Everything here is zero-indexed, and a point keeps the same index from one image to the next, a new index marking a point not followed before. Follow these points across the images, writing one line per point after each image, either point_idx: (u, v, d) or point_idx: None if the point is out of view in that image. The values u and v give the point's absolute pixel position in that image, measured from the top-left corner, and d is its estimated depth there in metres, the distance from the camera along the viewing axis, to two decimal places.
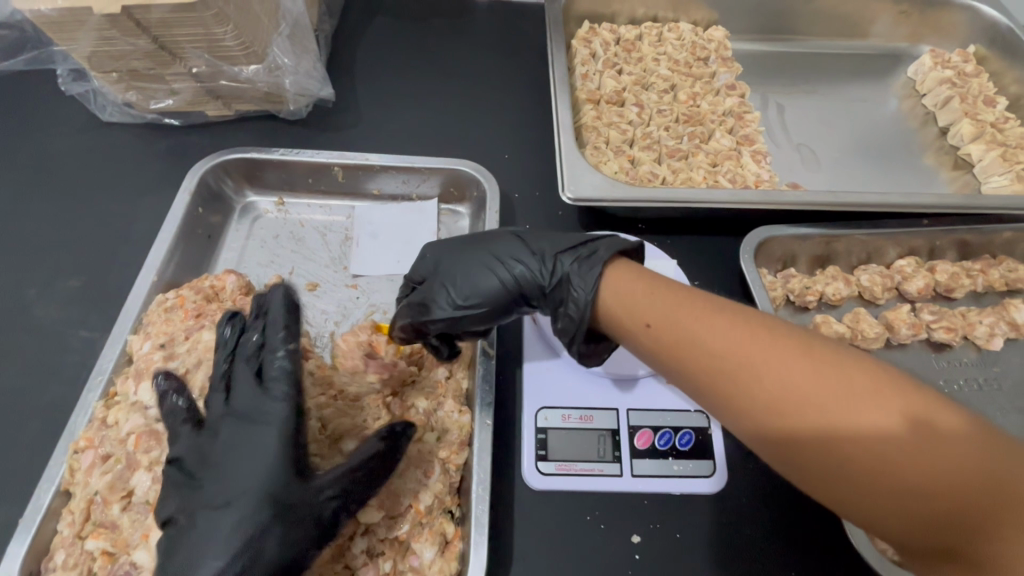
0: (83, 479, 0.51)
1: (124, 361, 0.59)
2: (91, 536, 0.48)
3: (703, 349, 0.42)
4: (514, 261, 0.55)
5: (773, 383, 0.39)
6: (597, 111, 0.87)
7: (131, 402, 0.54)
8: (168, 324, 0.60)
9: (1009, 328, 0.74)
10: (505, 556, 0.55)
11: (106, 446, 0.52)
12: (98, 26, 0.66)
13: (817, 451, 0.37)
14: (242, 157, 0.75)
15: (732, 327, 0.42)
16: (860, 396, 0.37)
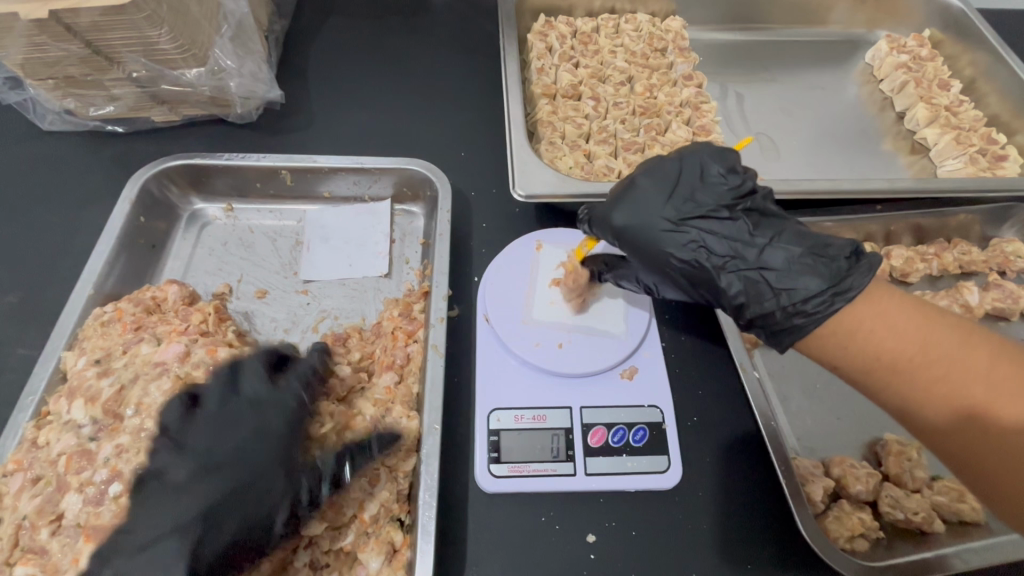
0: (12, 504, 0.49)
1: (58, 379, 0.57)
2: (19, 562, 0.46)
3: (899, 356, 0.44)
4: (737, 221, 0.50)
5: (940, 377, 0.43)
6: (553, 106, 0.86)
7: (64, 421, 0.53)
8: (105, 339, 0.58)
9: (963, 311, 0.74)
10: (458, 562, 0.53)
11: (36, 468, 0.50)
12: (27, 32, 0.63)
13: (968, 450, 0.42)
14: (185, 163, 0.73)
15: (924, 332, 0.44)
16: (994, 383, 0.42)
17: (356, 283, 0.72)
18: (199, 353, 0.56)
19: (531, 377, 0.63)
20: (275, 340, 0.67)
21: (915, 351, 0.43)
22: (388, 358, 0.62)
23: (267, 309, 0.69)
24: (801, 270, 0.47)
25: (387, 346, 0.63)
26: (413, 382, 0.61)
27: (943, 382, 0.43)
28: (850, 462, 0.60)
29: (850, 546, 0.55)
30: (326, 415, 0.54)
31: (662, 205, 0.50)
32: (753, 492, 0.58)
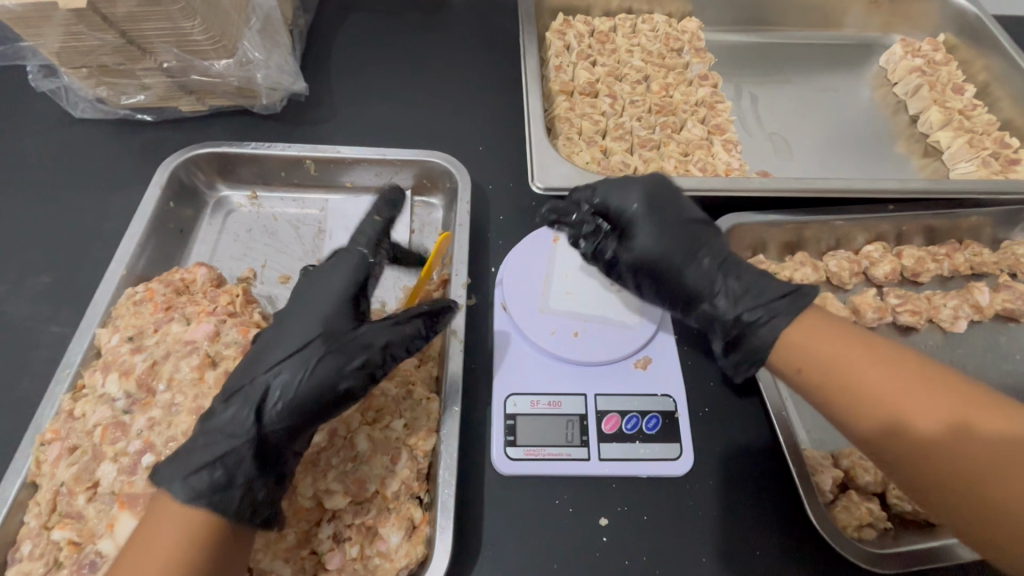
0: (49, 471, 0.51)
1: (92, 355, 0.60)
2: (57, 526, 0.49)
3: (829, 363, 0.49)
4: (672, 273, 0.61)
5: (862, 382, 0.47)
6: (570, 103, 0.88)
7: (98, 394, 0.55)
8: (137, 318, 0.60)
9: (973, 311, 0.75)
10: (475, 542, 0.55)
11: (73, 438, 0.52)
12: (65, 21, 0.65)
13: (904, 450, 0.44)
14: (213, 152, 0.75)
15: (847, 358, 0.49)
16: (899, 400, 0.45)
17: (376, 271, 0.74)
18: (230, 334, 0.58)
19: (545, 364, 0.64)
20: None
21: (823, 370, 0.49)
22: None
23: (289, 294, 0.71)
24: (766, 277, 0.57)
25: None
26: (433, 367, 0.63)
27: (920, 402, 0.45)
28: (859, 454, 0.61)
29: (858, 535, 0.56)
30: None
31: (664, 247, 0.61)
32: (765, 483, 0.59)
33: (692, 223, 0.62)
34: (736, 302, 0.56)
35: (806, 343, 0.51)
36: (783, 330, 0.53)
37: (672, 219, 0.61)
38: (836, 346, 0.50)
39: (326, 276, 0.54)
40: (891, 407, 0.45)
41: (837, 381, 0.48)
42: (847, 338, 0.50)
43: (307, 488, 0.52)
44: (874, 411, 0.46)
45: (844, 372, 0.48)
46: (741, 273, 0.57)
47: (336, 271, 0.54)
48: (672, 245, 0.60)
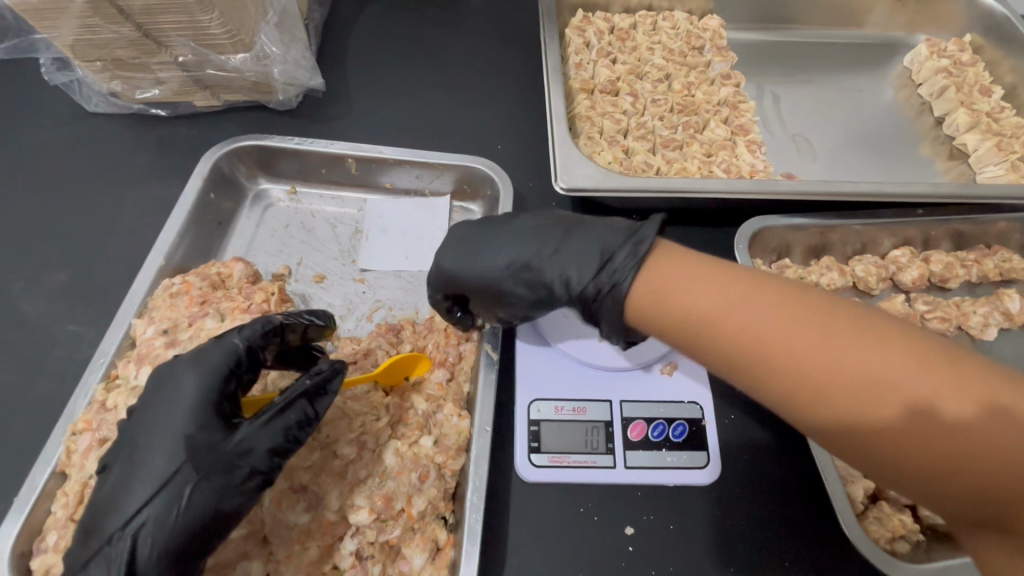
0: (79, 463, 0.50)
1: (128, 345, 0.59)
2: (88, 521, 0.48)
3: (721, 316, 0.44)
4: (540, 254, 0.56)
5: (770, 337, 0.42)
6: (591, 101, 0.86)
7: (131, 386, 0.53)
8: (173, 311, 0.59)
9: (1003, 318, 0.74)
10: (500, 550, 0.54)
11: (103, 430, 0.51)
12: (80, 13, 0.64)
13: (850, 426, 0.40)
14: (254, 145, 0.74)
15: (738, 311, 0.44)
16: (807, 356, 0.41)
17: (411, 275, 0.73)
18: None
19: (574, 372, 0.63)
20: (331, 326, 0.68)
21: (722, 327, 0.44)
22: (440, 355, 0.61)
23: (325, 294, 0.70)
24: (588, 237, 0.54)
25: (438, 343, 0.63)
26: (463, 381, 0.61)
27: (820, 357, 0.41)
28: None
29: (890, 548, 0.55)
30: (380, 407, 0.56)
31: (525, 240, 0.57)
32: (794, 492, 0.58)
33: (501, 232, 0.58)
34: (575, 269, 0.53)
35: (661, 288, 0.48)
36: (630, 293, 0.49)
37: (483, 242, 0.58)
38: (719, 295, 0.45)
39: (183, 370, 0.47)
40: (799, 369, 0.41)
41: (733, 337, 0.44)
42: (737, 293, 0.45)
43: (334, 501, 0.50)
44: (776, 374, 0.42)
45: (753, 337, 0.43)
46: (557, 249, 0.54)
47: (194, 361, 0.47)
48: (499, 256, 0.57)
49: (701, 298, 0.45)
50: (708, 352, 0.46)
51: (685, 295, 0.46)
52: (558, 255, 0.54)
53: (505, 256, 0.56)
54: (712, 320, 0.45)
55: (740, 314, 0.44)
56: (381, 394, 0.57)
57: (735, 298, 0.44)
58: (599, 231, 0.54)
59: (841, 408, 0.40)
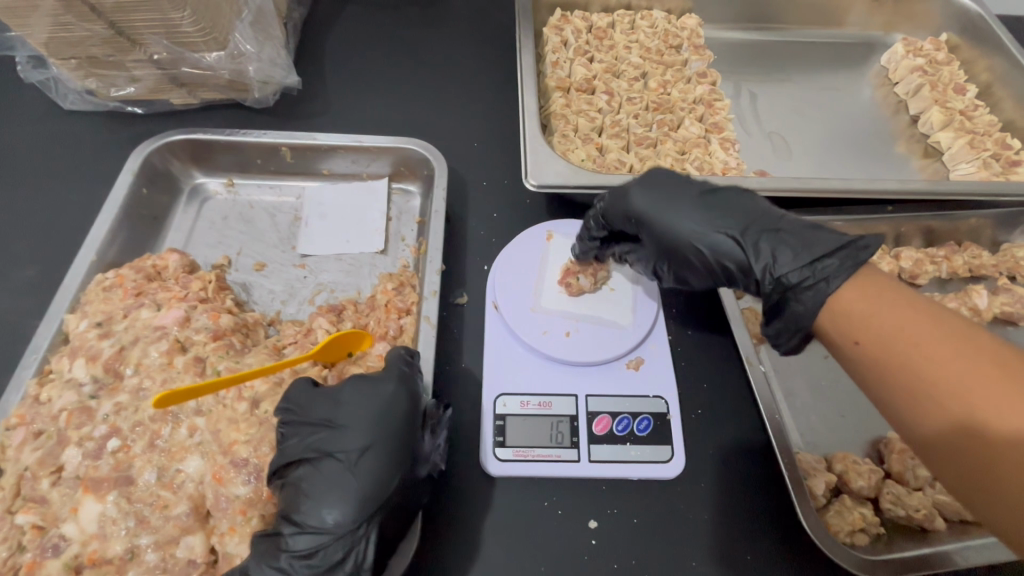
0: (14, 455, 0.51)
1: (60, 340, 0.59)
2: (22, 510, 0.48)
3: (898, 340, 0.43)
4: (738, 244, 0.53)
5: (932, 362, 0.41)
6: (567, 99, 0.86)
7: (65, 378, 0.55)
8: (107, 303, 0.60)
9: (971, 314, 0.74)
10: (462, 543, 0.54)
11: (39, 423, 0.52)
12: (52, 11, 0.65)
13: (967, 462, 0.39)
14: (186, 138, 0.75)
15: (925, 336, 0.42)
16: (983, 394, 0.39)
17: (352, 258, 0.74)
18: (201, 319, 0.59)
19: (538, 366, 0.64)
20: (272, 310, 0.69)
21: (882, 350, 0.43)
22: (381, 330, 0.63)
23: (266, 281, 0.71)
24: (808, 231, 0.51)
25: (379, 318, 0.65)
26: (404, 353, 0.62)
27: (1004, 406, 0.38)
28: (853, 459, 0.60)
29: (850, 540, 0.56)
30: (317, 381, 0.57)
31: (706, 221, 0.54)
32: (759, 486, 0.59)
33: (704, 192, 0.56)
34: (777, 265, 0.50)
35: (834, 297, 0.48)
36: (837, 295, 0.47)
37: (681, 199, 0.55)
38: (901, 318, 0.43)
39: (372, 393, 0.52)
40: (972, 411, 0.39)
41: (893, 357, 0.43)
42: (930, 321, 0.43)
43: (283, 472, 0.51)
44: (934, 411, 0.41)
45: (923, 372, 0.41)
46: (779, 234, 0.51)
47: (366, 392, 0.52)
48: (692, 220, 0.54)
49: (867, 315, 0.45)
50: (856, 365, 0.45)
51: (867, 309, 0.45)
52: (759, 238, 0.52)
53: (715, 227, 0.54)
54: (886, 337, 0.43)
55: (920, 341, 0.42)
56: (316, 368, 0.58)
57: (917, 324, 0.43)
58: (817, 232, 0.50)
59: (977, 443, 0.39)
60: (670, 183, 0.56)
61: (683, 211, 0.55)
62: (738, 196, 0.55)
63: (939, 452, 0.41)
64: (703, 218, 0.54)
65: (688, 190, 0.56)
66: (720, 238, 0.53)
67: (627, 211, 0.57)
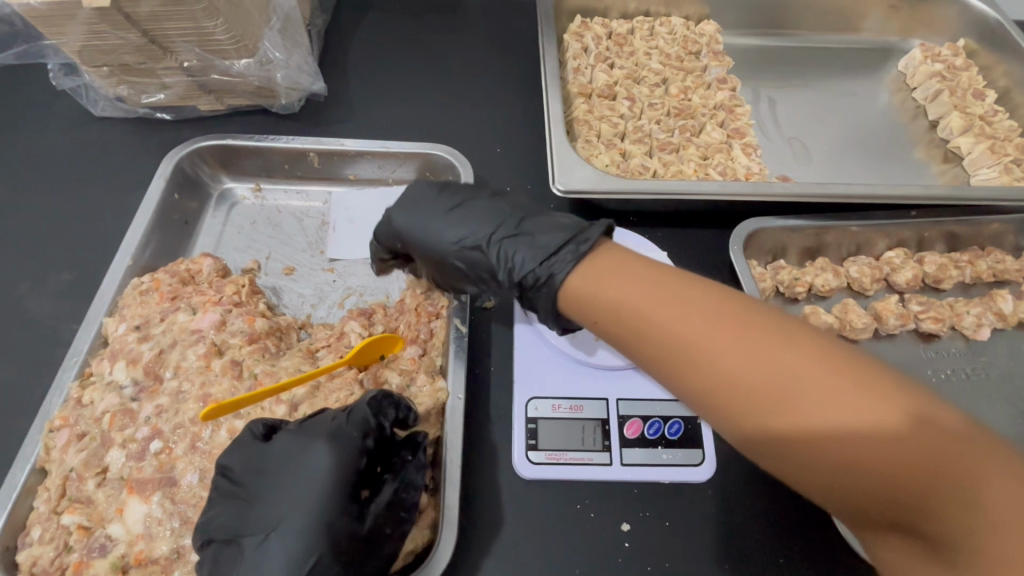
0: (59, 457, 0.52)
1: (100, 344, 0.60)
2: (67, 511, 0.49)
3: (671, 333, 0.44)
4: (467, 253, 0.59)
5: (712, 349, 0.43)
6: (589, 105, 0.87)
7: (106, 381, 0.56)
8: (144, 307, 0.61)
9: (996, 319, 0.75)
10: (495, 546, 0.55)
11: (82, 425, 0.53)
12: (88, 20, 0.65)
13: (775, 444, 0.40)
14: (218, 144, 0.76)
15: (693, 322, 0.44)
16: (761, 369, 0.41)
17: None
18: (236, 323, 0.60)
19: (566, 369, 0.64)
20: (303, 314, 0.69)
21: (668, 348, 0.45)
22: (411, 333, 0.63)
23: (295, 286, 0.72)
24: (543, 233, 0.57)
25: (410, 322, 0.65)
26: (436, 355, 0.63)
27: (775, 371, 0.40)
28: None
29: None
30: (352, 383, 0.57)
31: (446, 233, 0.59)
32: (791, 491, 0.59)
33: (455, 206, 0.61)
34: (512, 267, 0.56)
35: (601, 294, 0.49)
36: (563, 283, 0.52)
37: (433, 213, 0.61)
38: (662, 313, 0.46)
39: (301, 458, 0.47)
40: (754, 388, 0.41)
41: (678, 352, 0.44)
42: (715, 312, 0.44)
43: None
44: (725, 400, 0.42)
45: (704, 358, 0.43)
46: (517, 238, 0.57)
47: (291, 454, 0.48)
48: (461, 228, 0.59)
49: (628, 312, 0.47)
50: (661, 369, 0.46)
51: (630, 303, 0.47)
52: (501, 244, 0.57)
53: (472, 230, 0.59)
54: (666, 334, 0.45)
55: (706, 339, 0.43)
56: (353, 371, 0.58)
57: (700, 320, 0.44)
58: (549, 234, 0.56)
59: (771, 428, 0.40)
60: (436, 197, 0.62)
61: (445, 228, 0.60)
62: (506, 204, 0.60)
63: (751, 437, 0.41)
64: (443, 231, 0.60)
65: (427, 205, 0.62)
66: (455, 244, 0.59)
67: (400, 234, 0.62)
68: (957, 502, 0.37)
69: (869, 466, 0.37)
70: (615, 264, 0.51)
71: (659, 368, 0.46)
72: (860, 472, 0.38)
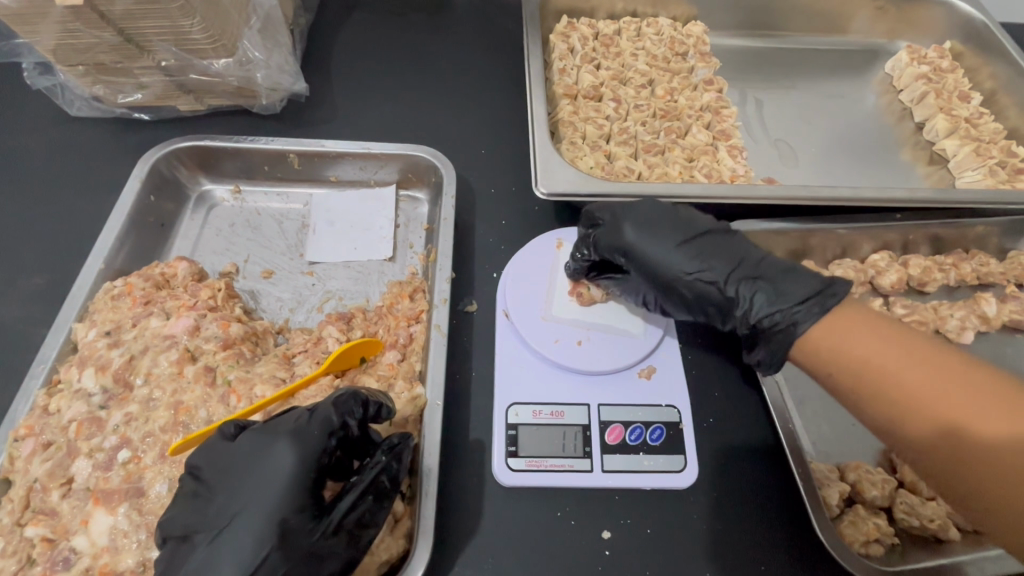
0: (23, 467, 0.51)
1: (69, 350, 0.59)
2: (30, 523, 0.48)
3: (870, 359, 0.48)
4: (696, 282, 0.57)
5: (909, 374, 0.46)
6: (574, 106, 0.86)
7: (75, 389, 0.55)
8: (116, 312, 0.60)
9: (980, 322, 0.75)
10: (473, 556, 0.54)
11: (48, 434, 0.52)
12: (61, 18, 0.64)
13: (957, 464, 0.44)
14: (195, 145, 0.75)
15: (912, 352, 0.47)
16: (947, 390, 0.45)
17: (360, 266, 0.73)
18: (211, 328, 0.59)
19: (548, 375, 0.63)
20: (281, 319, 0.68)
21: (859, 368, 0.48)
22: (390, 338, 0.63)
23: (274, 289, 0.71)
24: (776, 276, 0.54)
25: (389, 326, 0.65)
26: (415, 360, 0.62)
27: (961, 397, 0.44)
28: (866, 468, 0.60)
29: (865, 551, 0.56)
30: (327, 391, 0.56)
31: (680, 259, 0.57)
32: (771, 496, 0.59)
33: (684, 232, 0.58)
34: (754, 309, 0.54)
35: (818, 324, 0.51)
36: (804, 334, 0.51)
37: (667, 234, 0.58)
38: (875, 342, 0.48)
39: (263, 457, 0.45)
40: (946, 412, 0.44)
41: (868, 372, 0.48)
42: (902, 342, 0.48)
43: None
44: (913, 418, 0.45)
45: (893, 377, 0.47)
46: (759, 280, 0.55)
47: (255, 451, 0.46)
48: (673, 257, 0.58)
49: (835, 335, 0.50)
50: (848, 392, 0.49)
51: (838, 328, 0.50)
52: (739, 282, 0.55)
53: (702, 270, 0.57)
54: (866, 359, 0.48)
55: (891, 362, 0.47)
56: (329, 378, 0.57)
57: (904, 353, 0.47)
58: (799, 276, 0.54)
59: (960, 449, 0.43)
60: (648, 218, 0.59)
61: (649, 255, 0.58)
62: (705, 230, 0.59)
63: (938, 458, 0.44)
64: (682, 258, 0.57)
65: (643, 222, 0.59)
66: (704, 280, 0.57)
67: (617, 242, 0.60)
68: None
69: None
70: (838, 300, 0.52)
71: (846, 388, 0.49)
72: None
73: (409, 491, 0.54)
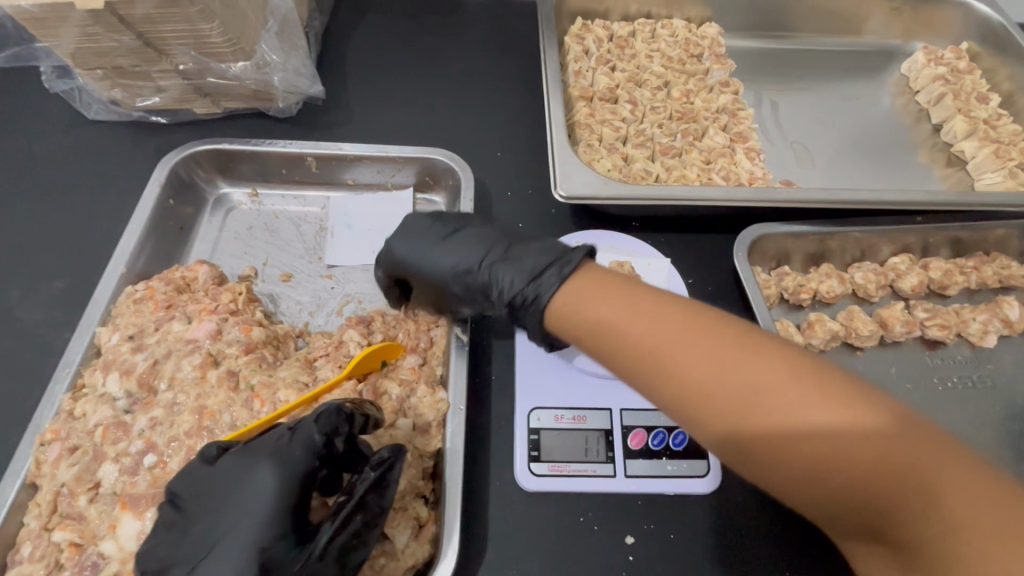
0: (50, 472, 0.51)
1: (92, 354, 0.59)
2: (58, 527, 0.48)
3: (645, 347, 0.45)
4: (480, 265, 0.58)
5: (684, 363, 0.43)
6: (590, 109, 0.86)
7: (99, 393, 0.55)
8: (138, 316, 0.60)
9: (1003, 326, 0.74)
10: (499, 562, 0.54)
11: (73, 438, 0.52)
12: (81, 22, 0.64)
13: (748, 450, 0.41)
14: (213, 149, 0.75)
15: (685, 334, 0.44)
16: (727, 377, 0.42)
17: None
18: (233, 332, 0.59)
19: (569, 378, 0.63)
20: (300, 322, 0.68)
21: (643, 358, 0.45)
22: (411, 342, 0.63)
23: (293, 292, 0.71)
24: (526, 252, 0.57)
25: (409, 331, 0.64)
26: (436, 365, 0.62)
27: (746, 383, 0.41)
28: None
29: None
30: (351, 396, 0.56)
31: (454, 253, 0.60)
32: None
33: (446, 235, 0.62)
34: (509, 286, 0.56)
35: (577, 308, 0.50)
36: (550, 300, 0.52)
37: (434, 239, 0.61)
38: (649, 327, 0.45)
39: (244, 480, 0.45)
40: (731, 404, 0.41)
41: (648, 362, 0.45)
42: (675, 321, 0.45)
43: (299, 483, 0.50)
44: (699, 412, 0.43)
45: (667, 365, 0.44)
46: (505, 260, 0.57)
47: (235, 474, 0.46)
48: (440, 255, 0.60)
49: (607, 321, 0.48)
50: (628, 377, 0.47)
51: (600, 312, 0.48)
52: (488, 268, 0.58)
53: (477, 258, 0.59)
54: (646, 348, 0.45)
55: (669, 352, 0.44)
56: (352, 382, 0.57)
57: (675, 337, 0.44)
58: (530, 254, 0.57)
59: (751, 439, 0.41)
60: (428, 227, 0.63)
61: (441, 255, 0.60)
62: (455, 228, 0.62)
63: (733, 450, 0.42)
64: (445, 256, 0.60)
65: (417, 235, 0.62)
66: (489, 269, 0.58)
67: (392, 259, 0.63)
68: (923, 511, 0.38)
69: (838, 475, 0.39)
70: (599, 284, 0.50)
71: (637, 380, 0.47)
72: (834, 477, 0.39)
73: (433, 496, 0.55)
